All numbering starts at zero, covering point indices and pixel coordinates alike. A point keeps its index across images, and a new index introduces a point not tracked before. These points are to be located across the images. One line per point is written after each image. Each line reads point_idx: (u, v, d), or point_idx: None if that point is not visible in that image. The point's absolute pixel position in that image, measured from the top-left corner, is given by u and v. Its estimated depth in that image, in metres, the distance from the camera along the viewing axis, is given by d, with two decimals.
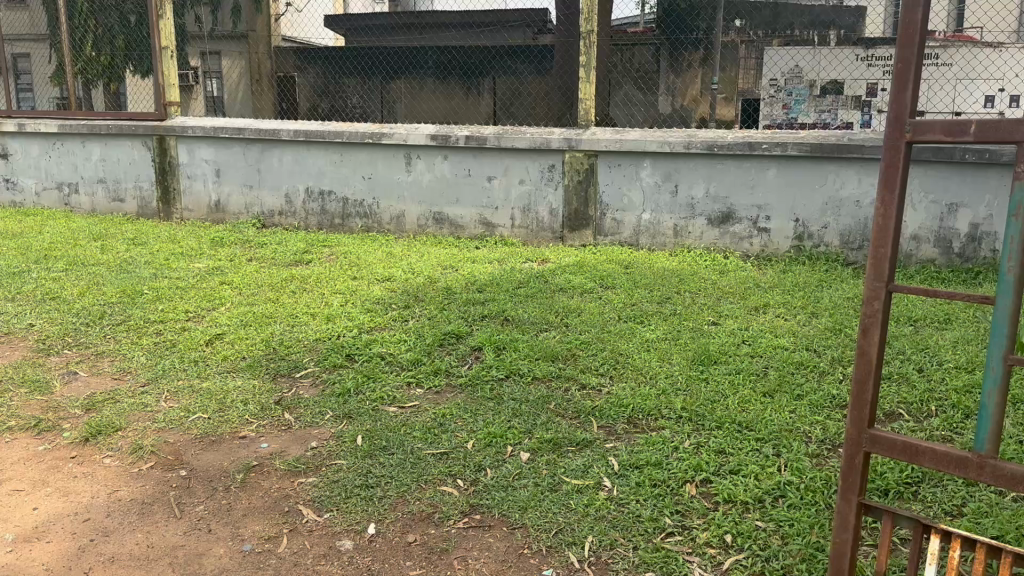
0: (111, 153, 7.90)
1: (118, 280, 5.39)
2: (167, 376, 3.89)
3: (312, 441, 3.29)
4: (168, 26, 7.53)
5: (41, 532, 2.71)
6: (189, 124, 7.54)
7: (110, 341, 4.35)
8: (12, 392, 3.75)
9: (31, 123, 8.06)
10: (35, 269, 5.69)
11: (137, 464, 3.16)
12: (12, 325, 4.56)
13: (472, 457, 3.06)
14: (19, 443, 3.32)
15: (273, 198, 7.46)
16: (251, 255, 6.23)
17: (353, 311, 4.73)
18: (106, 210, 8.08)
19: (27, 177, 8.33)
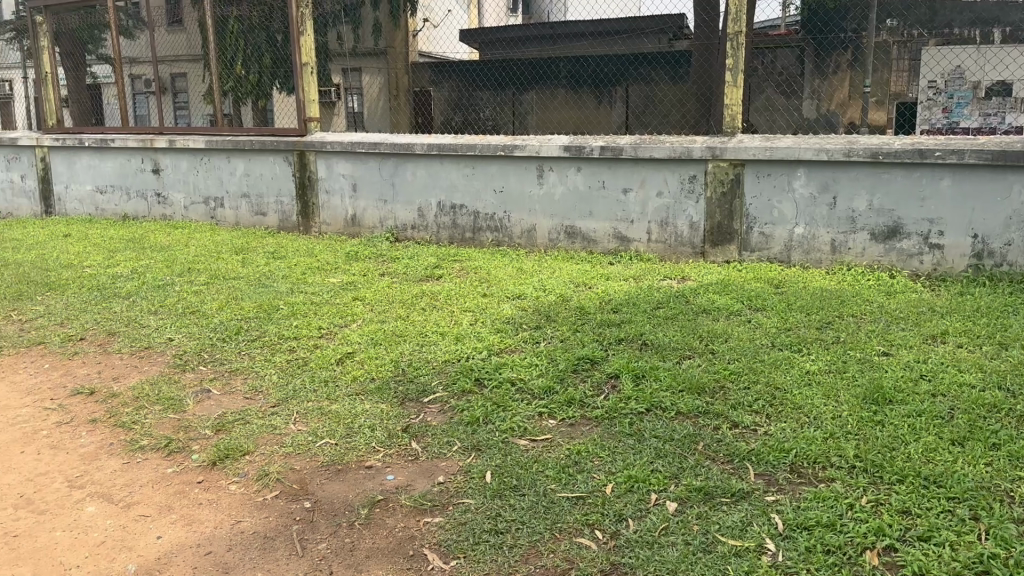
0: (253, 168, 8.11)
1: (255, 295, 5.43)
2: (297, 397, 3.80)
3: (439, 476, 3.09)
4: (308, 42, 7.65)
5: (162, 565, 2.65)
6: (328, 139, 7.63)
7: (245, 357, 4.34)
8: (148, 409, 3.78)
9: (182, 139, 8.40)
10: (180, 282, 5.85)
11: (261, 493, 3.06)
12: (153, 339, 4.65)
13: (612, 504, 2.77)
14: (151, 464, 3.32)
15: (407, 212, 7.42)
16: (383, 270, 6.18)
17: (483, 331, 4.52)
18: (249, 223, 8.31)
19: (177, 191, 8.68)
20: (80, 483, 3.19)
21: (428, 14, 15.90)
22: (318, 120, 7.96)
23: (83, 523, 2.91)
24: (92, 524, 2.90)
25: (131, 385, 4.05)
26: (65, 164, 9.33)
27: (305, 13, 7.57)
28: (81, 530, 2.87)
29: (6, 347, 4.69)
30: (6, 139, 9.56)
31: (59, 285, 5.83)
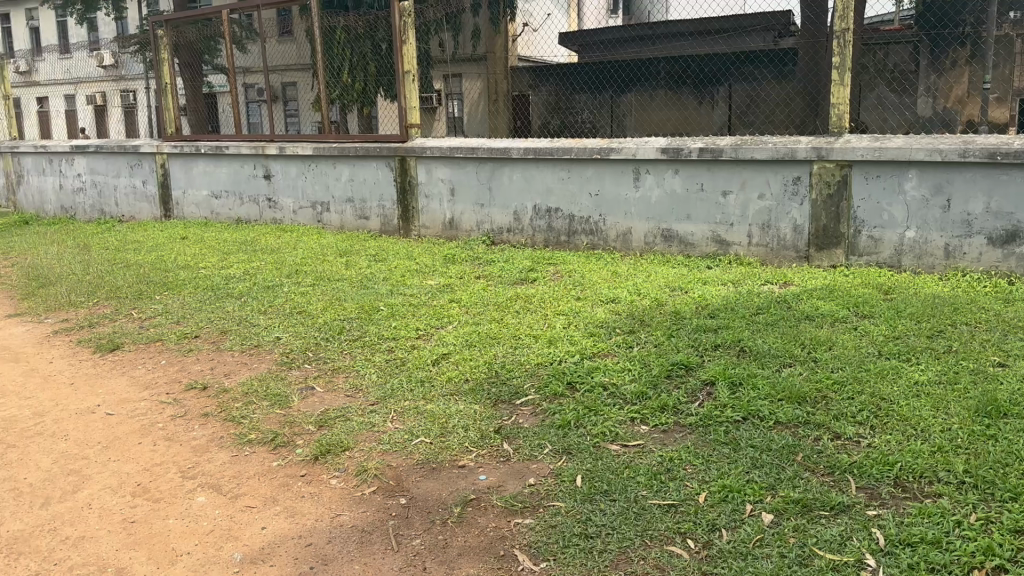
0: (357, 173, 8.38)
1: (358, 296, 5.62)
2: (395, 396, 3.91)
3: (530, 478, 3.12)
4: (410, 50, 7.86)
5: (266, 554, 2.79)
6: (428, 144, 7.81)
7: (346, 357, 4.50)
8: (256, 405, 3.96)
9: (291, 146, 8.75)
10: (288, 283, 6.10)
11: (360, 488, 3.17)
12: (262, 337, 4.87)
13: (705, 514, 2.74)
14: (258, 457, 3.49)
15: (503, 215, 7.51)
16: (479, 273, 6.28)
17: (575, 334, 4.54)
18: (353, 227, 8.58)
19: (286, 196, 9.05)
20: (192, 474, 3.38)
21: (528, 18, 16.01)
22: (419, 126, 8.16)
23: (194, 512, 3.09)
24: (202, 513, 3.08)
25: (240, 381, 4.27)
26: (183, 170, 9.86)
27: (408, 22, 7.79)
28: (192, 519, 3.04)
29: (128, 343, 5.02)
30: (130, 146, 10.16)
31: (177, 285, 6.19)
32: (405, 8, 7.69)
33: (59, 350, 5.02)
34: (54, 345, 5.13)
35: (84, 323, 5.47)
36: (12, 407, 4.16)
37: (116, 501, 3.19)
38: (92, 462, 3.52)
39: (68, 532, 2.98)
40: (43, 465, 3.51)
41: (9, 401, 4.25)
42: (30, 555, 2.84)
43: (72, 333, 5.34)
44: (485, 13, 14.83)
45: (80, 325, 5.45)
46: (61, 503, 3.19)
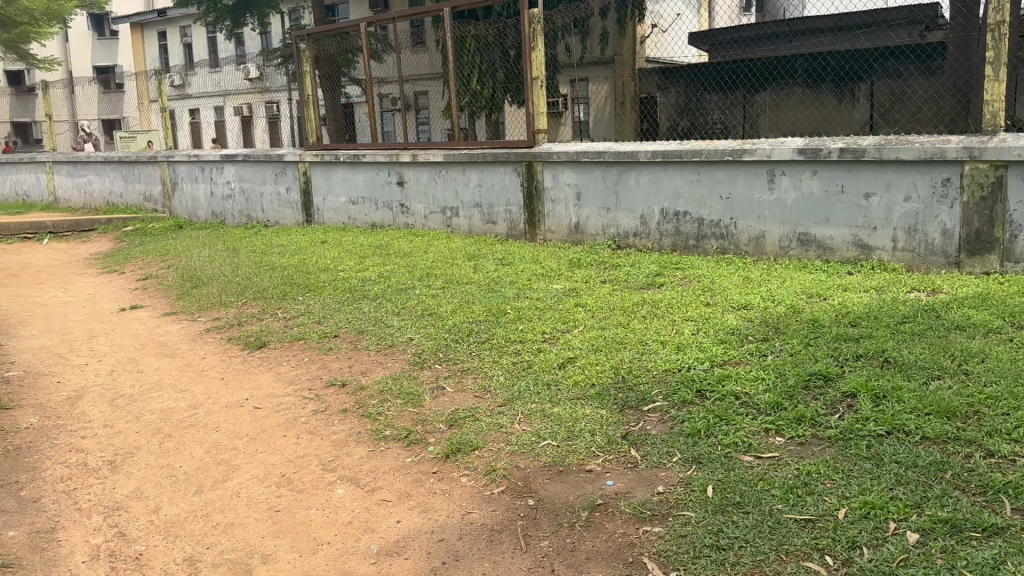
0: (486, 178, 8.54)
1: (486, 299, 5.73)
2: (523, 398, 3.96)
3: (659, 486, 3.09)
4: (539, 56, 7.96)
5: (401, 548, 2.89)
6: (555, 149, 7.86)
7: (475, 358, 4.59)
8: (390, 403, 4.11)
9: (423, 153, 9.03)
10: (419, 286, 6.30)
11: (489, 487, 3.23)
12: (396, 337, 5.06)
13: (845, 530, 2.63)
14: (392, 453, 3.62)
15: (629, 219, 7.45)
16: (605, 277, 6.26)
17: (705, 341, 4.44)
18: (481, 231, 8.74)
19: (418, 202, 9.32)
20: (332, 467, 3.55)
21: (657, 20, 15.84)
22: (546, 132, 8.24)
23: (334, 504, 3.25)
24: (341, 504, 3.23)
25: (375, 379, 4.44)
26: (323, 178, 10.35)
27: (537, 29, 7.88)
28: (333, 510, 3.20)
29: (273, 341, 5.31)
30: (274, 155, 10.75)
31: (317, 287, 6.51)
32: (534, 15, 7.79)
33: (212, 346, 5.38)
34: (207, 341, 5.50)
35: (234, 322, 5.84)
36: (170, 399, 4.50)
37: (262, 490, 3.39)
38: (240, 452, 3.76)
39: (220, 518, 3.19)
40: (197, 454, 3.77)
41: (168, 393, 4.60)
42: (186, 537, 3.06)
43: (223, 331, 5.71)
44: (613, 16, 14.78)
45: (229, 323, 5.82)
46: (213, 491, 3.41)
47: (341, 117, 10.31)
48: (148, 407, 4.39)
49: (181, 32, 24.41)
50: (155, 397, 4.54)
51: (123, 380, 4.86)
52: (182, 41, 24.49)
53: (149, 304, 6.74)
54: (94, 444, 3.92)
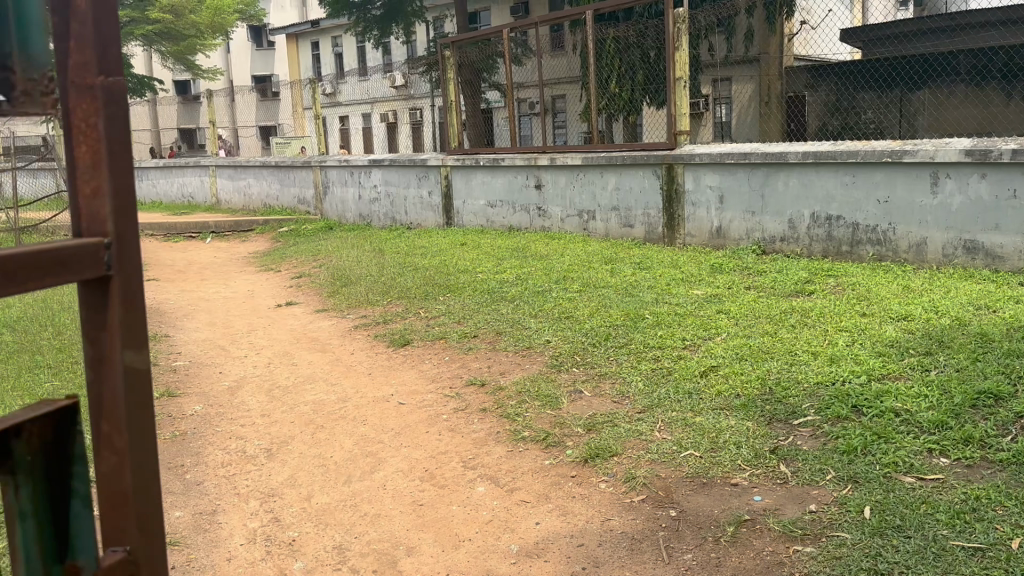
0: (625, 182, 8.46)
1: (624, 304, 5.66)
2: (663, 406, 3.87)
3: (811, 504, 2.94)
4: (683, 57, 7.86)
5: (541, 549, 2.89)
6: (698, 151, 7.68)
7: (613, 363, 4.54)
8: (529, 405, 4.12)
9: (562, 157, 9.06)
10: (556, 288, 6.30)
11: (629, 495, 3.18)
12: (533, 340, 5.07)
13: (1020, 562, 2.41)
14: (531, 454, 3.63)
15: (776, 223, 7.18)
16: (751, 284, 6.05)
17: (861, 354, 4.20)
18: (618, 235, 8.65)
19: (555, 205, 9.33)
20: (472, 465, 3.60)
21: (806, 17, 15.20)
22: (689, 134, 8.10)
23: (475, 501, 3.29)
24: (482, 502, 3.26)
25: (514, 380, 4.48)
26: (464, 181, 10.55)
27: (682, 29, 7.77)
28: (473, 507, 3.24)
29: (417, 339, 5.47)
30: (418, 160, 11.08)
31: (457, 288, 6.64)
32: (680, 15, 7.69)
33: (359, 343, 5.59)
34: (355, 338, 5.73)
35: (379, 320, 6.04)
36: (321, 392, 4.71)
37: (407, 484, 3.48)
38: (386, 446, 3.88)
39: (367, 509, 3.30)
40: (346, 445, 3.92)
41: (319, 386, 4.81)
42: (335, 526, 3.18)
43: (369, 328, 5.92)
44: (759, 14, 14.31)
45: (376, 322, 6.03)
46: (361, 482, 3.54)
47: (481, 121, 10.48)
48: (301, 399, 4.61)
49: (332, 42, 25.62)
50: (307, 390, 4.76)
51: (278, 372, 5.13)
52: (333, 51, 25.70)
53: (302, 301, 7.10)
54: (252, 433, 4.15)
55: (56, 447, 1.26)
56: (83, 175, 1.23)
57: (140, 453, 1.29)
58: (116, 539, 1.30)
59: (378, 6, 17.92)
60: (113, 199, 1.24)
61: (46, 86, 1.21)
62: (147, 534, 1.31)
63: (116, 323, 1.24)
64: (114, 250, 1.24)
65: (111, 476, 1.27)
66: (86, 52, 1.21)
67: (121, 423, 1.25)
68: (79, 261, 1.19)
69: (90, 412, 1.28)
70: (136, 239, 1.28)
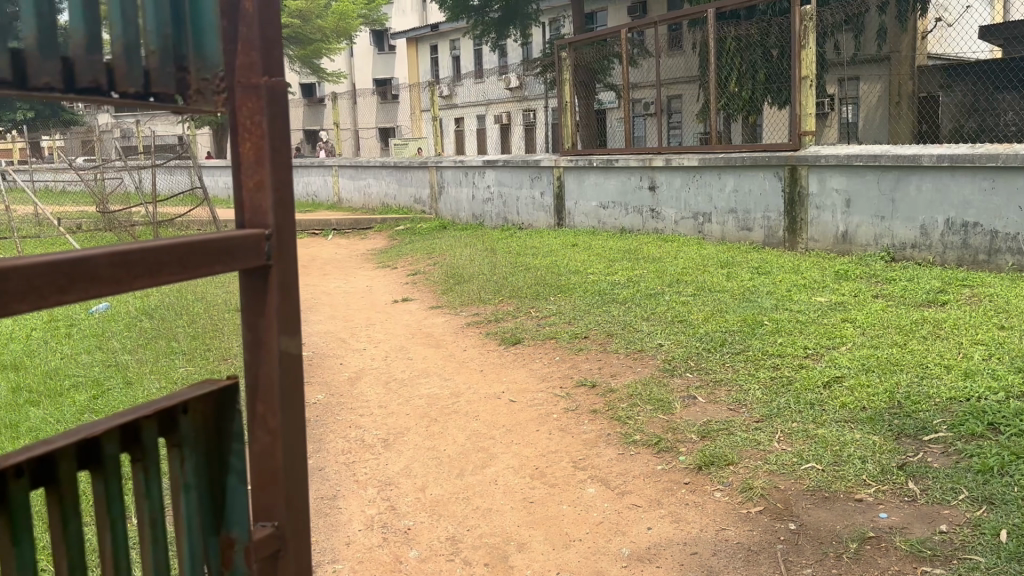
0: (744, 184, 8.26)
1: (741, 309, 5.51)
2: (783, 416, 3.75)
3: (941, 524, 2.80)
4: (810, 55, 7.69)
5: (653, 555, 2.87)
6: (824, 152, 7.42)
7: (729, 369, 4.43)
8: (640, 408, 4.08)
9: (678, 158, 8.93)
10: (670, 292, 6.20)
11: (746, 506, 3.10)
12: (645, 342, 5.01)
13: None
14: (642, 458, 3.59)
15: (906, 229, 6.84)
16: (878, 292, 5.79)
17: (999, 369, 3.95)
18: (735, 239, 8.44)
19: (669, 207, 9.18)
20: (583, 465, 3.59)
21: (943, 14, 14.37)
22: (814, 134, 7.86)
23: (585, 502, 3.29)
24: (592, 504, 3.26)
25: (625, 383, 4.44)
26: (576, 182, 10.51)
27: (809, 27, 7.62)
28: (583, 508, 3.23)
29: (527, 338, 5.50)
30: (531, 160, 11.14)
31: (569, 288, 6.64)
32: (808, 12, 7.58)
33: (472, 340, 5.68)
34: (468, 335, 5.82)
35: (491, 319, 6.11)
36: (435, 386, 4.81)
37: (518, 481, 3.52)
38: (498, 442, 3.93)
39: (478, 503, 3.35)
40: (459, 440, 3.99)
41: (433, 381, 4.92)
42: (449, 518, 3.24)
43: (482, 326, 6.01)
44: (891, 11, 13.65)
45: (488, 320, 6.11)
46: (474, 476, 3.60)
47: (594, 122, 10.45)
48: (416, 392, 4.73)
49: (451, 46, 26.13)
50: (421, 384, 4.88)
51: (394, 366, 5.28)
52: (451, 54, 26.18)
53: (418, 298, 7.27)
54: (370, 423, 4.29)
55: (215, 424, 1.37)
56: (248, 171, 1.32)
57: (290, 435, 1.37)
58: (265, 516, 1.39)
59: (495, 9, 18.11)
60: (275, 194, 1.32)
61: (217, 84, 1.30)
62: (294, 512, 1.39)
63: (273, 309, 1.33)
64: (275, 242, 1.32)
65: (264, 454, 1.37)
66: (253, 55, 1.29)
67: (276, 404, 1.35)
68: (243, 250, 1.27)
69: (247, 392, 1.38)
70: (294, 232, 1.36)
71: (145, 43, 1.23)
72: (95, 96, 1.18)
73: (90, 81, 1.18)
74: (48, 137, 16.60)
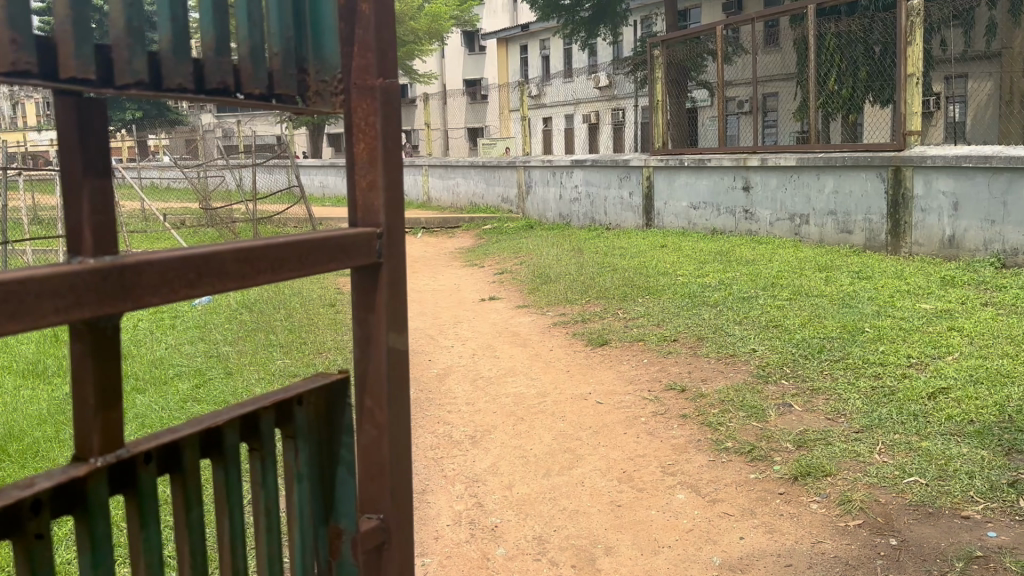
0: (844, 185, 7.98)
1: (840, 315, 5.32)
2: (884, 427, 3.60)
3: None
4: (916, 51, 7.46)
5: (745, 565, 2.80)
6: (930, 153, 7.12)
7: (827, 377, 4.28)
8: (733, 414, 3.99)
9: (774, 158, 8.72)
10: (765, 296, 6.04)
11: (843, 519, 2.99)
12: (737, 347, 4.89)
13: None
14: (734, 466, 3.51)
15: (1019, 234, 6.49)
16: (987, 299, 5.50)
17: None
18: (834, 241, 8.16)
19: (764, 208, 8.95)
20: (672, 471, 3.54)
21: None
22: (919, 134, 7.55)
23: (674, 508, 3.23)
24: (682, 510, 3.20)
25: (717, 388, 4.34)
26: (666, 182, 10.34)
27: (915, 22, 7.40)
28: (673, 514, 3.18)
29: (615, 340, 5.45)
30: (620, 160, 11.03)
31: (658, 290, 6.56)
32: (914, 7, 7.36)
33: (559, 341, 5.67)
34: (555, 335, 5.82)
35: (578, 319, 6.09)
36: (522, 385, 4.83)
37: (605, 483, 3.49)
38: (585, 443, 3.91)
39: (565, 504, 3.34)
40: (546, 440, 3.99)
41: (521, 380, 4.94)
42: (535, 517, 3.24)
43: (568, 326, 5.99)
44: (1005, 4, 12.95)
45: (575, 320, 6.08)
46: (560, 476, 3.59)
47: (686, 122, 10.29)
48: (503, 391, 4.75)
49: (542, 45, 26.17)
50: (509, 382, 4.90)
51: (482, 364, 5.32)
52: (541, 54, 26.22)
53: (505, 297, 7.30)
54: (458, 420, 4.33)
55: (327, 417, 1.41)
56: (361, 171, 1.36)
57: (396, 430, 1.41)
58: (371, 508, 1.43)
59: (586, 8, 18.00)
60: (386, 193, 1.37)
61: (335, 87, 1.34)
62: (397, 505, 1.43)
63: (383, 306, 1.37)
64: (385, 241, 1.37)
65: (370, 448, 1.41)
66: (368, 56, 1.35)
67: (384, 400, 1.39)
68: (357, 249, 1.32)
69: (356, 387, 1.41)
70: (401, 231, 1.41)
71: (269, 44, 1.25)
72: (222, 97, 1.20)
73: (219, 82, 1.19)
74: (157, 136, 17.44)
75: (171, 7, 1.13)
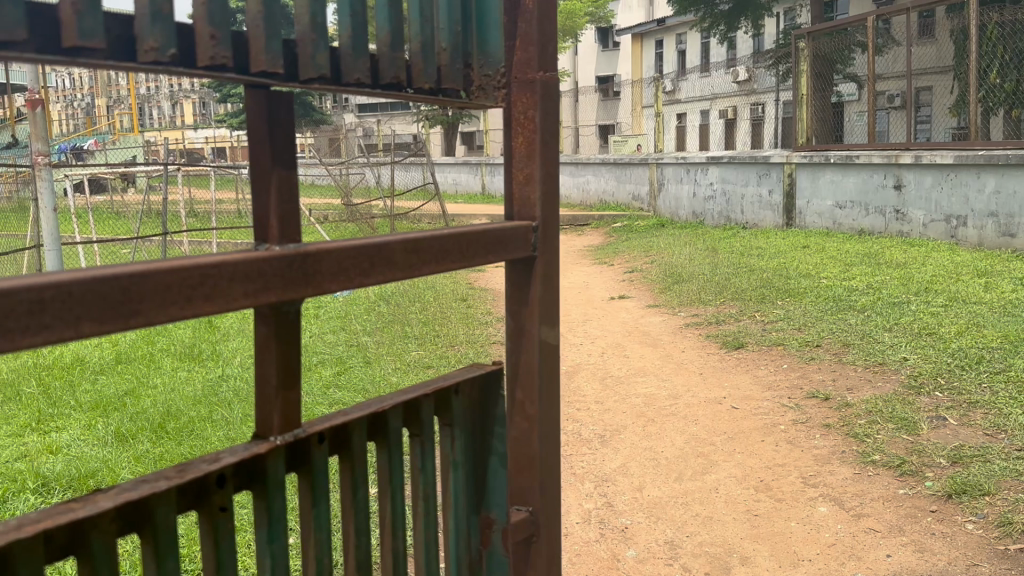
0: (1007, 184, 7.42)
1: (1001, 324, 4.94)
2: None
3: None
4: None
5: None
6: None
7: (986, 391, 3.98)
8: (880, 426, 3.78)
9: (928, 155, 8.16)
10: (916, 301, 5.69)
11: (1003, 542, 2.78)
12: (886, 356, 4.62)
13: None
14: (882, 480, 3.32)
15: None
16: None
17: None
18: (994, 245, 7.60)
19: (917, 208, 8.41)
20: (813, 482, 3.39)
21: None
22: None
23: (816, 521, 3.10)
24: (824, 523, 3.07)
25: (864, 398, 4.11)
26: (809, 180, 9.90)
27: None
28: (814, 527, 3.05)
29: (751, 343, 5.28)
30: (760, 157, 10.65)
31: (798, 292, 6.29)
32: None
33: (691, 342, 5.55)
34: (688, 336, 5.70)
35: (712, 321, 5.94)
36: (653, 386, 4.76)
37: (740, 491, 3.39)
38: (719, 449, 3.81)
39: (698, 510, 3.26)
40: (678, 443, 3.92)
41: (651, 380, 4.87)
42: (667, 521, 3.19)
43: (702, 328, 5.86)
44: None
45: (709, 321, 5.94)
46: (693, 481, 3.51)
47: (831, 117, 9.83)
48: (634, 390, 4.71)
49: (677, 40, 25.68)
50: (640, 383, 4.84)
51: (613, 363, 5.28)
52: (677, 49, 25.73)
53: (635, 296, 7.21)
54: (588, 418, 4.31)
55: (482, 407, 1.43)
56: (518, 164, 1.39)
57: (545, 424, 1.44)
58: (520, 499, 1.47)
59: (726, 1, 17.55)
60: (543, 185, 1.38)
61: (497, 81, 1.37)
62: (547, 497, 1.46)
63: (536, 299, 1.39)
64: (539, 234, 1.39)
65: (522, 439, 1.44)
66: (530, 50, 1.37)
67: (535, 392, 1.41)
68: (514, 242, 1.34)
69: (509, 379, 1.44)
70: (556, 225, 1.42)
71: (439, 40, 1.29)
72: (396, 92, 1.23)
73: (393, 77, 1.22)
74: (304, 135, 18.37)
75: (351, 4, 1.17)
